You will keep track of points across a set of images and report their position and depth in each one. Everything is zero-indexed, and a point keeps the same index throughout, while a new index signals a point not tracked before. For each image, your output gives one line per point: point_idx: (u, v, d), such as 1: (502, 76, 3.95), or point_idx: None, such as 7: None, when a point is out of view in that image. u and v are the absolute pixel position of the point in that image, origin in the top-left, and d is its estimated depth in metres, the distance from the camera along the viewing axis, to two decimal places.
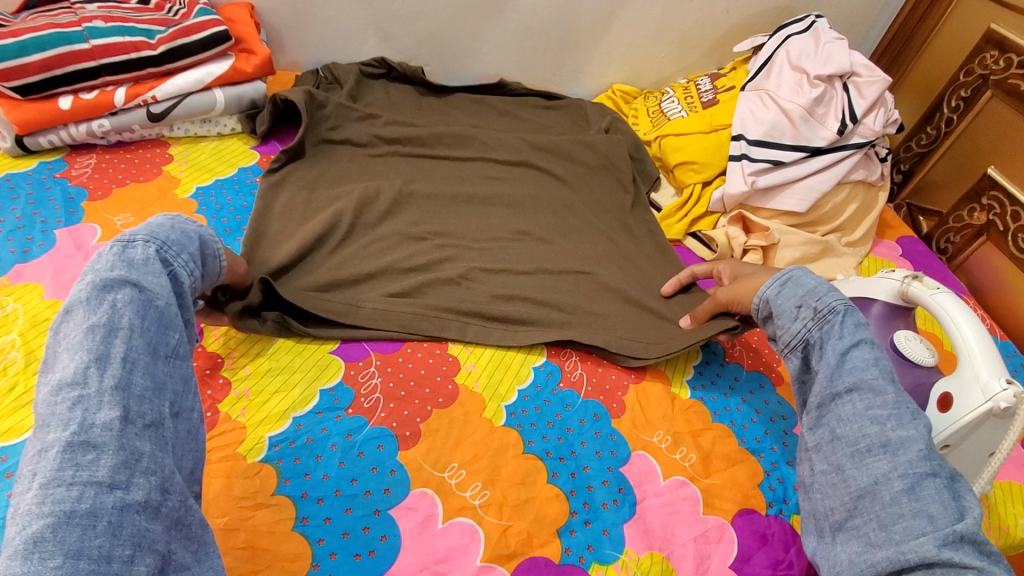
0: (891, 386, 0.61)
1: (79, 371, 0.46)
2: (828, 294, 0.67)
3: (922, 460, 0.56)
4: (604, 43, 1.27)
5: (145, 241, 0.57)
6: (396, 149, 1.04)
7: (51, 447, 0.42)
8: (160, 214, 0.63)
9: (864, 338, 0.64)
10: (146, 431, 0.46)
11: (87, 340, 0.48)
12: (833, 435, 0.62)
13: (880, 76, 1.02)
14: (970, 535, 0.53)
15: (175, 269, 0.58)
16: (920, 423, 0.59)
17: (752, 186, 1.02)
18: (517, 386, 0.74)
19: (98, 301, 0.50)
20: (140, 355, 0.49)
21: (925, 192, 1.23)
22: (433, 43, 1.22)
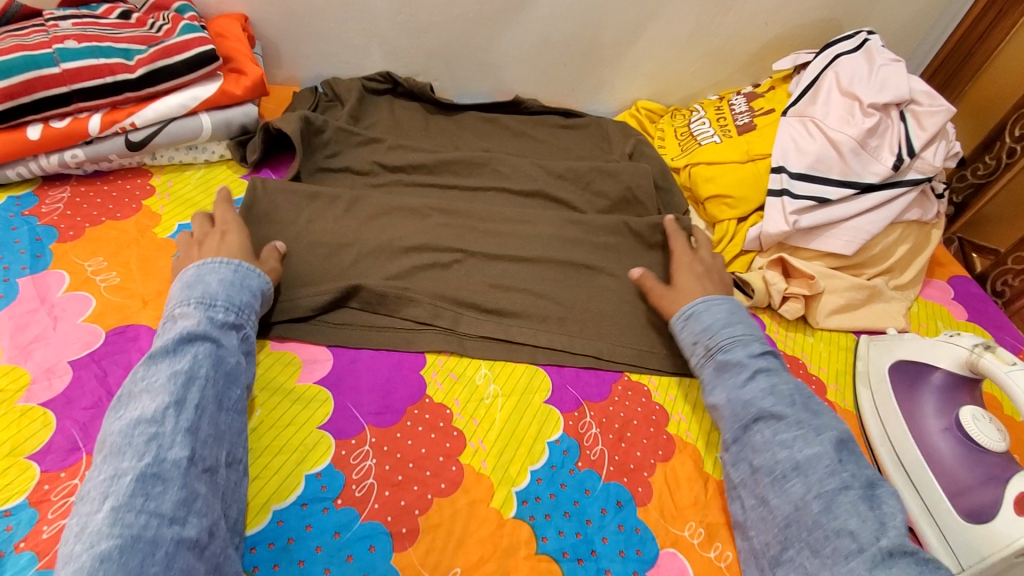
0: (791, 409, 0.64)
1: (158, 411, 0.52)
2: (727, 329, 0.72)
3: (831, 476, 0.59)
4: (628, 57, 1.16)
5: (225, 304, 0.62)
6: (400, 177, 0.95)
7: (124, 474, 0.49)
8: (226, 257, 0.69)
9: (762, 366, 0.68)
10: (205, 475, 0.52)
11: (169, 383, 0.54)
12: (751, 467, 0.63)
13: (943, 106, 0.91)
14: (900, 550, 0.53)
15: (246, 330, 0.63)
16: (826, 440, 0.62)
17: (794, 226, 0.91)
18: (530, 467, 0.66)
19: (181, 351, 0.57)
20: (209, 406, 0.55)
21: (980, 227, 1.13)
22: (443, 56, 1.12)
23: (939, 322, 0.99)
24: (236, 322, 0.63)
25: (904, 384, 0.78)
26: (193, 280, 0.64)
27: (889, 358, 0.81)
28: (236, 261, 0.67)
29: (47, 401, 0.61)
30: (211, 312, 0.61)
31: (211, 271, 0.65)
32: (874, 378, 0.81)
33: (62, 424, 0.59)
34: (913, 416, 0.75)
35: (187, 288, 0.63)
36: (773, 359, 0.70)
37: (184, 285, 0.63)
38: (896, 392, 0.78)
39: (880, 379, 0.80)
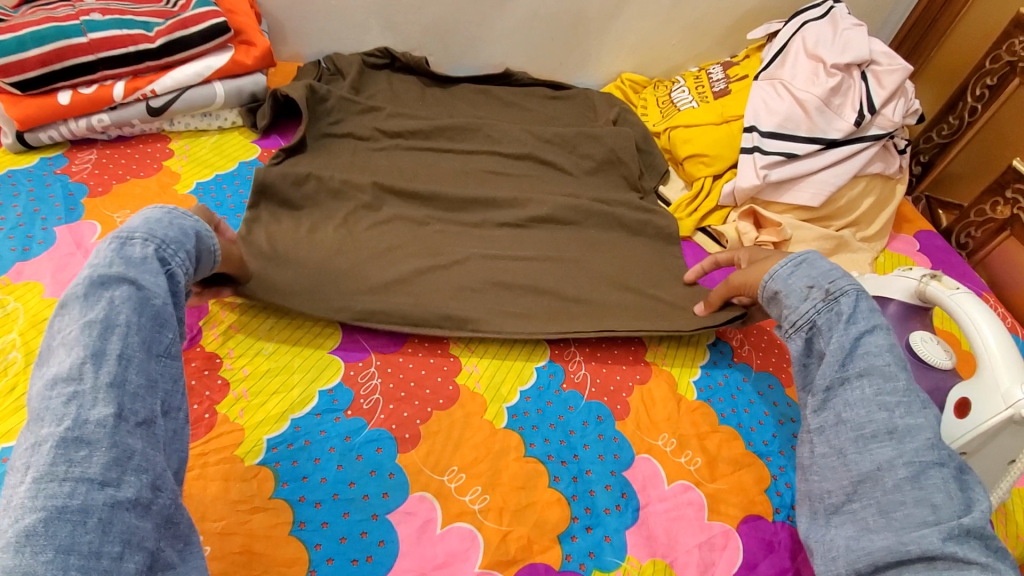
0: (904, 373, 0.58)
1: (75, 366, 0.45)
2: (838, 278, 0.63)
3: (930, 449, 0.55)
4: (612, 31, 1.23)
5: (145, 237, 0.54)
6: (399, 142, 1.02)
7: (43, 442, 0.42)
8: (154, 206, 0.58)
9: (872, 323, 0.61)
10: (139, 429, 0.45)
11: (83, 334, 0.46)
12: (837, 419, 0.59)
13: (901, 65, 0.98)
14: (973, 531, 0.52)
15: (175, 266, 0.54)
16: (930, 413, 0.57)
17: (764, 179, 0.99)
18: (519, 387, 0.73)
19: (96, 297, 0.48)
20: (136, 353, 0.48)
21: (944, 184, 1.20)
22: (437, 32, 1.19)
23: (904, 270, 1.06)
24: (160, 257, 0.53)
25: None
26: (120, 220, 0.55)
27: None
28: (170, 200, 0.59)
29: None
30: (127, 246, 0.52)
31: (137, 213, 0.56)
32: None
33: None
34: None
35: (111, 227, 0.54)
36: (878, 316, 0.62)
37: None
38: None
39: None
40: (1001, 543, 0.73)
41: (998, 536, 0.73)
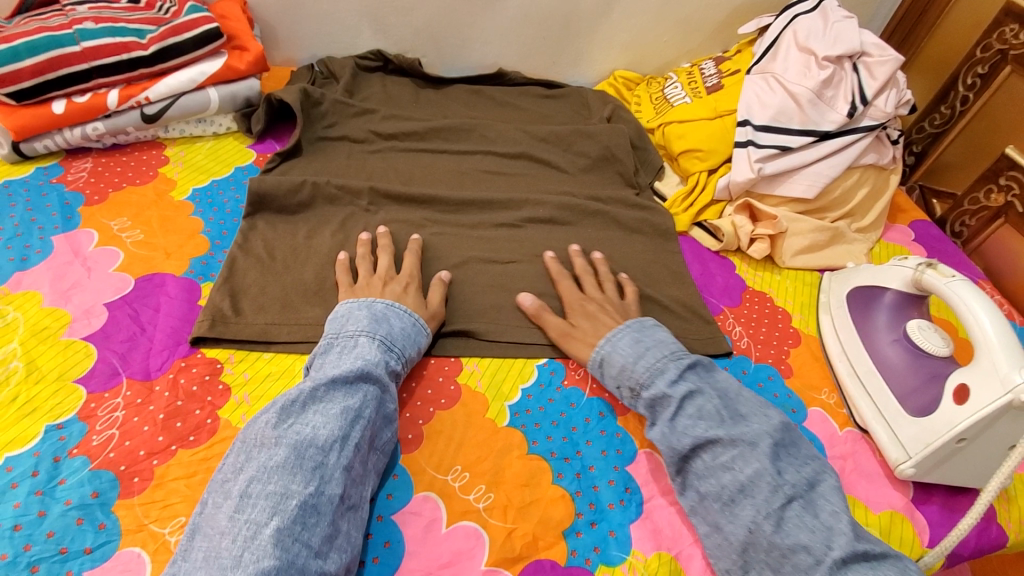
0: (721, 430, 0.63)
1: (329, 439, 0.57)
2: (640, 361, 0.70)
3: (773, 495, 0.59)
4: (604, 29, 1.23)
5: (399, 350, 0.68)
6: (394, 144, 1.02)
7: (292, 496, 0.53)
8: (404, 304, 0.73)
9: (686, 392, 0.66)
10: (347, 513, 0.56)
11: (340, 415, 0.59)
12: (699, 495, 0.62)
13: (892, 56, 0.98)
14: (854, 556, 0.55)
15: (400, 373, 0.68)
16: (763, 452, 0.61)
17: (759, 173, 0.99)
18: (520, 385, 0.74)
19: (354, 386, 0.61)
20: (364, 445, 0.59)
21: (938, 174, 1.20)
22: (429, 33, 1.19)
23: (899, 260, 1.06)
24: (397, 372, 0.68)
25: (860, 309, 0.86)
26: (380, 317, 0.70)
27: (846, 287, 0.89)
28: (419, 318, 0.73)
29: (87, 335, 0.68)
30: (390, 355, 0.67)
31: (397, 317, 0.71)
32: (833, 306, 0.89)
33: (102, 354, 0.67)
34: (868, 333, 0.83)
35: (375, 323, 0.69)
36: (691, 377, 0.68)
37: (371, 317, 0.69)
38: (853, 315, 0.86)
39: (839, 307, 0.88)
40: (1004, 529, 0.73)
41: (1002, 521, 0.73)
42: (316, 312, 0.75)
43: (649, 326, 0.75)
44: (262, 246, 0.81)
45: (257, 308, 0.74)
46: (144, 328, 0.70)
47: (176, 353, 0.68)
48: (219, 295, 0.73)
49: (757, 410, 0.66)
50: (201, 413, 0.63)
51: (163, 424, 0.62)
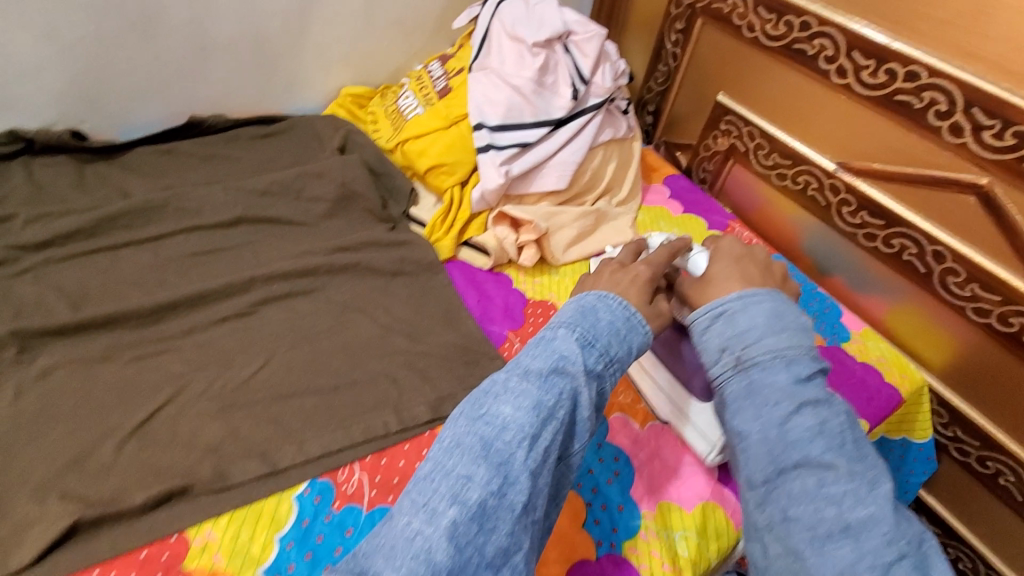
0: (844, 456, 0.51)
1: (517, 438, 0.47)
2: (767, 338, 0.57)
3: (888, 548, 0.47)
4: (310, 46, 1.07)
5: (602, 347, 0.55)
6: (51, 255, 0.77)
7: (474, 487, 0.45)
8: (596, 290, 0.61)
9: (810, 397, 0.54)
10: (527, 526, 0.47)
11: (530, 415, 0.49)
12: (784, 514, 0.51)
13: (595, 30, 0.97)
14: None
15: (611, 371, 0.56)
16: (880, 496, 0.49)
17: (507, 176, 0.93)
18: (275, 535, 0.58)
19: (549, 385, 0.51)
20: (552, 456, 0.49)
21: (676, 127, 1.26)
22: (79, 92, 0.92)
23: (661, 223, 1.09)
24: (601, 372, 0.55)
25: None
26: (588, 310, 0.58)
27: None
28: (637, 314, 0.59)
29: None
30: (590, 351, 0.54)
31: (605, 308, 0.58)
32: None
33: None
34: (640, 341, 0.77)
35: (579, 315, 0.57)
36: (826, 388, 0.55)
37: (578, 311, 0.58)
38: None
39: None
40: None
41: None
42: None
43: (791, 306, 0.61)
44: None
45: None
46: None
47: None
48: None
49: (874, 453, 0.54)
50: None
51: None
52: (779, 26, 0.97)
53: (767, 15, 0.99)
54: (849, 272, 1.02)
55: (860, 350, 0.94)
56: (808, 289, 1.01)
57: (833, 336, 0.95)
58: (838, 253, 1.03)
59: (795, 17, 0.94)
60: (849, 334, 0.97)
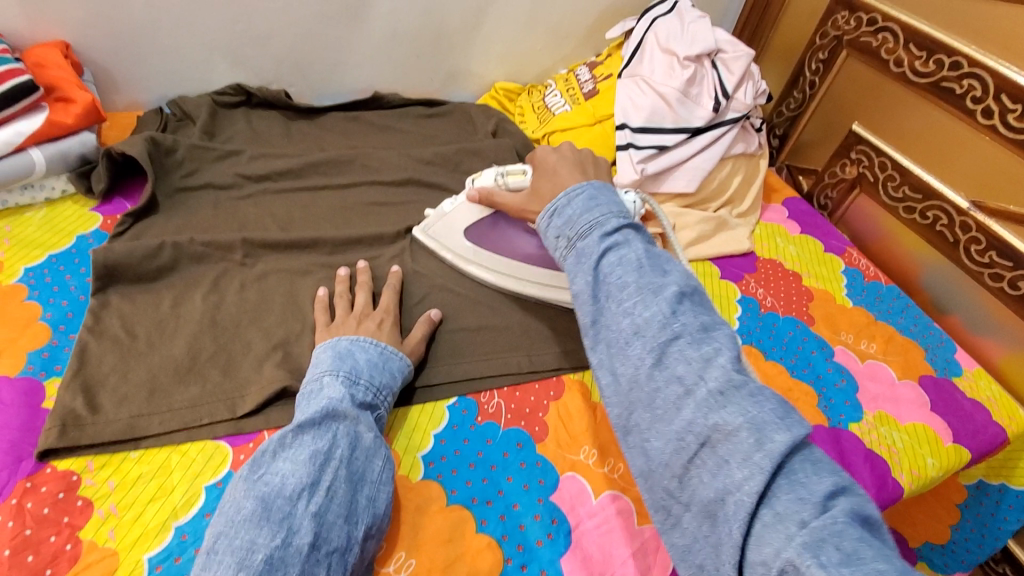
0: (632, 274, 0.55)
1: (295, 487, 0.53)
2: (586, 213, 0.60)
3: (664, 333, 0.51)
4: (478, 42, 1.21)
5: (366, 383, 0.64)
6: (267, 186, 0.94)
7: (258, 551, 0.50)
8: (367, 336, 0.71)
9: (610, 243, 0.57)
10: (329, 558, 0.52)
11: (309, 461, 0.55)
12: (602, 341, 0.55)
13: (744, 51, 1.04)
14: (730, 387, 0.48)
15: (374, 404, 0.64)
16: (665, 297, 0.53)
17: (642, 173, 1.02)
18: (432, 431, 0.71)
19: (322, 428, 0.58)
20: (341, 487, 0.55)
21: (801, 153, 1.30)
22: (293, 61, 1.11)
23: (778, 239, 1.14)
24: (372, 401, 0.64)
25: (485, 237, 0.86)
26: (344, 354, 0.66)
27: (464, 235, 0.86)
28: (386, 347, 0.70)
29: None
30: (356, 389, 0.63)
31: (362, 350, 0.68)
32: (465, 257, 0.87)
33: None
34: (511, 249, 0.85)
35: (339, 361, 0.65)
36: (632, 236, 0.58)
37: (336, 356, 0.66)
38: (485, 249, 0.86)
39: (473, 251, 0.87)
40: (900, 480, 0.80)
41: (896, 474, 0.81)
42: (192, 391, 0.68)
43: (611, 189, 0.64)
44: (119, 325, 0.72)
45: (118, 402, 0.65)
46: None
47: (18, 472, 0.59)
48: (67, 394, 0.64)
49: (675, 262, 0.57)
50: (57, 539, 0.55)
51: (11, 560, 0.53)
52: (928, 64, 1.00)
53: (917, 52, 1.02)
54: (968, 312, 1.03)
55: (971, 387, 0.95)
56: (923, 321, 1.02)
57: (946, 370, 0.96)
58: (958, 291, 1.04)
59: (946, 56, 0.97)
60: (963, 370, 0.97)
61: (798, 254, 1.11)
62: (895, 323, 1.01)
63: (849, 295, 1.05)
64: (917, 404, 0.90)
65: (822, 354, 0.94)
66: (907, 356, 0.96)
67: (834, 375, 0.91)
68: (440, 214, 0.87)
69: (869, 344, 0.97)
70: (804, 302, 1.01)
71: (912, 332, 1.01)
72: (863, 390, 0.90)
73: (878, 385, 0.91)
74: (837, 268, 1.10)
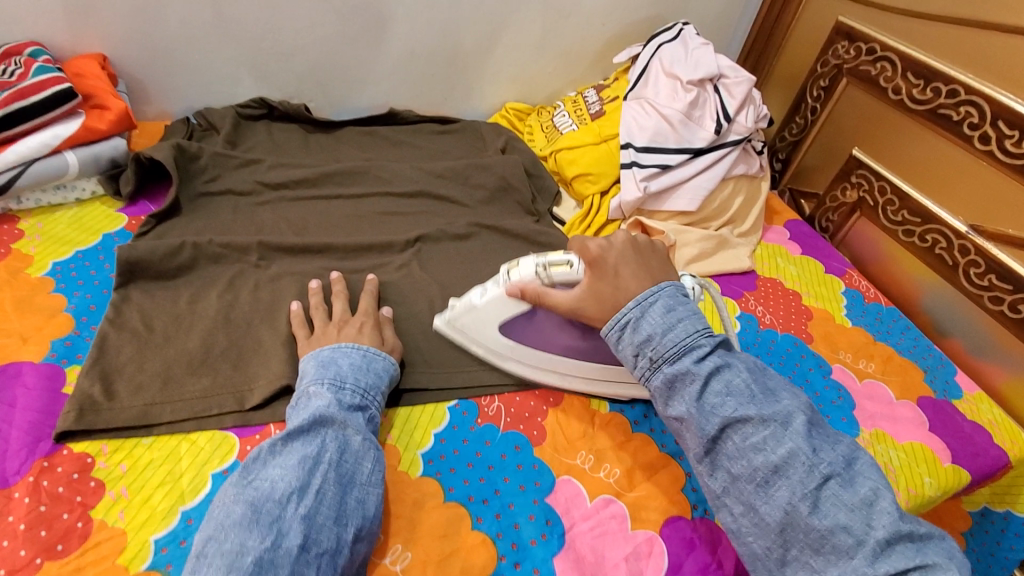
0: (752, 408, 0.61)
1: (284, 492, 0.55)
2: (670, 334, 0.64)
3: (809, 474, 0.57)
4: (491, 64, 1.26)
5: (352, 387, 0.66)
6: (284, 194, 0.98)
7: (248, 553, 0.51)
8: (351, 341, 0.72)
9: (712, 370, 0.63)
10: (319, 559, 0.53)
11: (298, 466, 0.57)
12: (732, 477, 0.61)
13: (745, 76, 1.08)
14: (898, 535, 0.55)
15: (364, 409, 0.66)
16: (796, 431, 0.59)
17: (645, 191, 1.05)
18: (432, 430, 0.73)
19: (310, 436, 0.60)
20: (330, 489, 0.57)
21: (803, 177, 1.33)
22: (314, 78, 1.17)
23: (780, 259, 1.16)
24: (361, 403, 0.66)
25: (523, 333, 0.77)
26: (328, 362, 0.69)
27: (499, 331, 0.77)
28: (369, 348, 0.72)
29: None
30: (343, 394, 0.65)
31: (345, 356, 0.70)
32: (501, 353, 0.78)
33: None
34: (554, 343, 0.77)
35: (323, 369, 0.67)
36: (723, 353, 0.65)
37: (321, 366, 0.68)
38: (525, 345, 0.78)
39: (510, 348, 0.78)
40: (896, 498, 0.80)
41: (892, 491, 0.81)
42: (204, 383, 0.70)
43: (681, 292, 0.68)
44: (138, 318, 0.75)
45: (133, 390, 0.68)
46: None
47: (37, 452, 0.62)
48: (86, 380, 0.67)
49: (783, 387, 0.64)
50: (71, 516, 0.57)
51: (25, 534, 0.56)
52: (926, 92, 1.04)
53: (915, 80, 1.05)
54: (970, 336, 1.03)
55: (970, 410, 0.95)
56: (922, 344, 1.03)
57: (945, 392, 0.97)
58: (959, 315, 1.05)
59: (943, 84, 1.00)
60: (962, 393, 0.97)
61: (799, 274, 1.13)
62: (894, 345, 1.02)
63: (849, 316, 1.06)
64: (914, 424, 0.90)
65: (820, 371, 0.94)
66: (906, 377, 0.97)
67: (832, 393, 0.92)
68: (470, 306, 0.76)
69: (868, 363, 0.98)
70: (803, 321, 1.03)
71: (911, 354, 1.01)
72: (860, 408, 0.90)
73: (876, 404, 0.92)
74: (837, 289, 1.11)
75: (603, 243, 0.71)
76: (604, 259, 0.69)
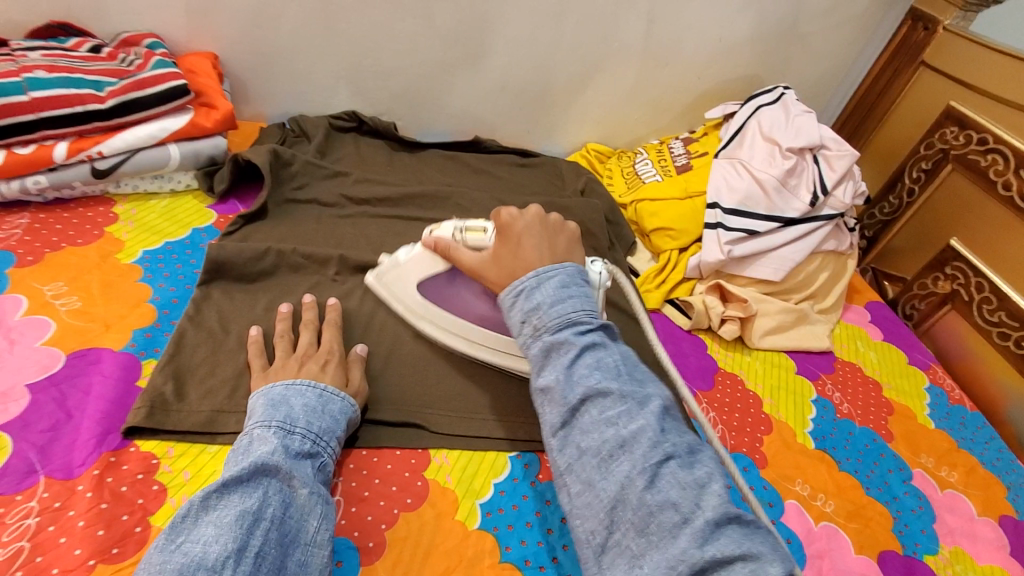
0: (617, 383, 0.55)
1: (219, 557, 0.47)
2: (556, 304, 0.59)
3: (654, 450, 0.51)
4: (579, 105, 1.26)
5: (302, 432, 0.60)
6: (366, 210, 0.99)
7: None
8: (303, 377, 0.66)
9: (589, 343, 0.57)
10: None
11: (237, 524, 0.50)
12: (578, 451, 0.53)
13: (849, 151, 1.04)
14: (726, 519, 0.47)
15: (313, 456, 0.60)
16: (651, 412, 0.53)
17: (729, 255, 1.01)
18: (492, 480, 0.69)
19: (252, 486, 0.53)
20: (268, 554, 0.50)
21: (890, 258, 1.27)
22: (407, 98, 1.19)
23: (859, 342, 1.10)
24: (311, 450, 0.59)
25: (439, 293, 0.78)
26: (278, 401, 0.62)
27: (416, 288, 0.78)
28: (325, 386, 0.66)
29: (3, 423, 0.60)
30: (290, 438, 0.59)
31: (297, 396, 0.64)
32: (418, 312, 0.80)
33: (17, 448, 0.59)
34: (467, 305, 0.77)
35: (272, 410, 0.61)
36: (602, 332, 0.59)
37: (269, 406, 0.62)
38: (438, 306, 0.78)
39: (423, 307, 0.79)
40: None
41: None
42: None
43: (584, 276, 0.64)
44: (216, 318, 0.75)
45: (203, 393, 0.67)
46: (71, 414, 0.62)
47: (104, 445, 0.61)
48: (160, 376, 0.67)
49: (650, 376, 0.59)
50: (129, 520, 0.56)
51: (83, 532, 0.54)
52: None
53: None
54: None
55: None
56: (1009, 457, 0.95)
57: None
58: None
59: None
60: None
61: (879, 361, 1.06)
62: (977, 454, 0.94)
63: (931, 416, 0.99)
64: (995, 546, 0.82)
65: (899, 475, 0.87)
66: (989, 492, 0.89)
67: (911, 500, 0.84)
68: (394, 263, 0.80)
69: (950, 472, 0.90)
70: (883, 415, 0.96)
71: (996, 466, 0.93)
72: (940, 521, 0.83)
73: (956, 518, 0.84)
74: (920, 383, 1.04)
75: (514, 212, 0.70)
76: (510, 227, 0.69)
